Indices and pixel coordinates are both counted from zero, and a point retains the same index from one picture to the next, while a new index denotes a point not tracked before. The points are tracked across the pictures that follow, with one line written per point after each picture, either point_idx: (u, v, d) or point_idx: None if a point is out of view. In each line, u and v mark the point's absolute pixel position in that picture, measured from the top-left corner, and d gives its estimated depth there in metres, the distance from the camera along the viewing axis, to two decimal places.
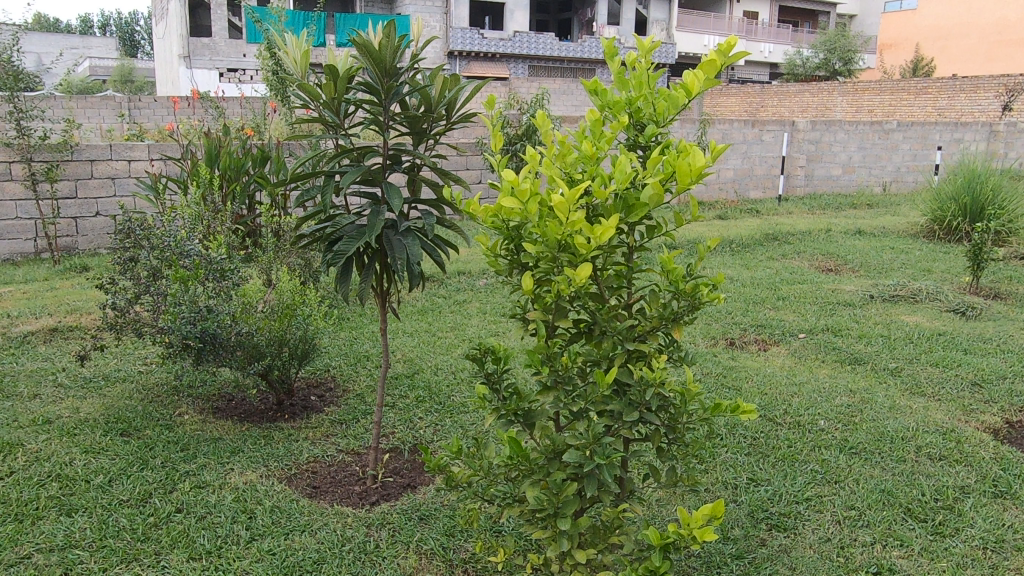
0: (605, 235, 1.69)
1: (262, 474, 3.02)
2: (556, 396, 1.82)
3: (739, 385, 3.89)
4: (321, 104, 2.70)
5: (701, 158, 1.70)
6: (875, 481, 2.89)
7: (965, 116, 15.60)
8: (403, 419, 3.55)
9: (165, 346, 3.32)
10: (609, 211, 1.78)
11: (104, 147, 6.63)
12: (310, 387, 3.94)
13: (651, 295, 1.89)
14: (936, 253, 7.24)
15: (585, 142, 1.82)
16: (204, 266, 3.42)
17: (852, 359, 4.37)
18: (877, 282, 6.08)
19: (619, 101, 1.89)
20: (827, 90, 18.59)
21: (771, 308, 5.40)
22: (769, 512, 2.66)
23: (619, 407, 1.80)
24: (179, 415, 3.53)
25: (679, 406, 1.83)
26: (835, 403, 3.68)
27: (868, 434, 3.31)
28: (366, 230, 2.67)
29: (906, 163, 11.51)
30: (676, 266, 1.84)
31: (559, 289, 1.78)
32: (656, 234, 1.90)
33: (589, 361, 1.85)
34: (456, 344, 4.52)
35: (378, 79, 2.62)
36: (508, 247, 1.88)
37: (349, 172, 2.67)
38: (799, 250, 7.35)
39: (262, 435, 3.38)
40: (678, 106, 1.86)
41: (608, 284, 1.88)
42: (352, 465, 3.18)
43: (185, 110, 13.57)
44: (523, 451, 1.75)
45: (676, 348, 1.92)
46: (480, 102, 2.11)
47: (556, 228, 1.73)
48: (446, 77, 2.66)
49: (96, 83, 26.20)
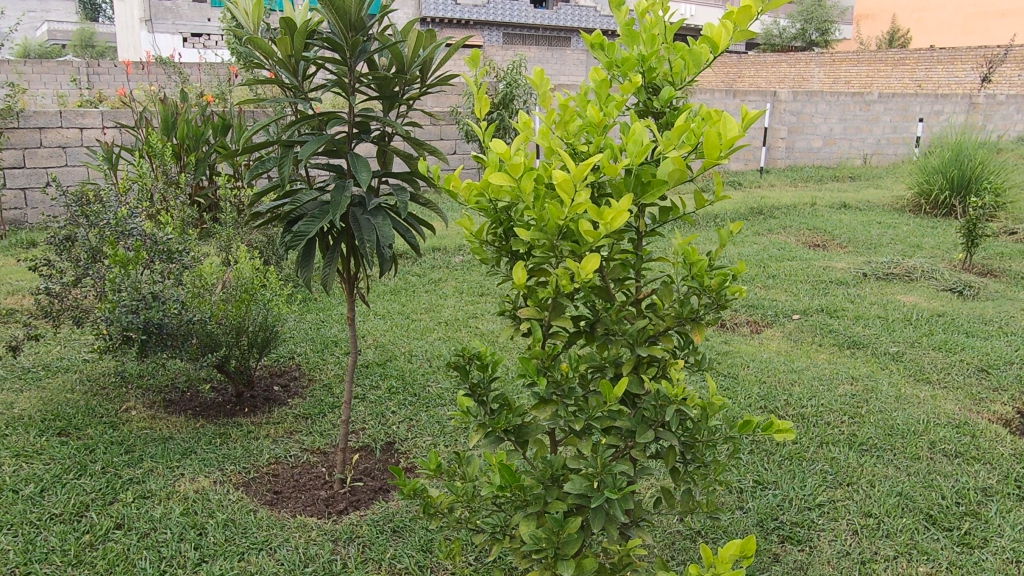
0: (617, 220, 1.39)
1: (216, 480, 2.71)
2: (555, 412, 1.53)
3: (736, 372, 3.64)
4: (275, 62, 2.32)
5: (734, 128, 1.39)
6: (890, 483, 2.65)
7: (942, 88, 15.38)
8: (374, 413, 3.25)
9: (104, 337, 2.96)
10: (618, 190, 1.47)
11: (54, 113, 6.18)
12: (272, 376, 3.63)
13: (665, 289, 1.60)
14: (925, 228, 7.03)
15: (591, 107, 1.51)
16: (149, 247, 3.07)
17: (850, 342, 4.14)
18: (869, 259, 5.85)
19: (630, 58, 1.59)
20: (805, 60, 18.32)
21: (761, 287, 5.15)
22: (779, 522, 2.42)
23: (630, 424, 1.51)
24: (126, 411, 3.20)
25: (699, 422, 1.55)
26: (838, 392, 3.44)
27: (878, 428, 3.07)
28: (330, 208, 2.34)
29: (886, 135, 11.29)
30: (697, 256, 1.55)
31: (558, 283, 1.49)
32: (671, 217, 1.60)
33: (592, 367, 1.59)
34: (432, 328, 4.22)
35: (342, 34, 2.25)
36: (496, 232, 1.60)
37: (310, 142, 2.34)
38: (784, 225, 7.11)
39: (218, 433, 3.06)
40: (701, 65, 1.56)
41: (614, 275, 1.58)
42: (317, 467, 2.88)
43: (142, 75, 12.94)
44: (516, 481, 1.46)
45: (694, 351, 1.63)
46: (463, 61, 1.78)
47: (556, 211, 1.43)
48: (419, 34, 2.30)
49: (55, 48, 25.25)
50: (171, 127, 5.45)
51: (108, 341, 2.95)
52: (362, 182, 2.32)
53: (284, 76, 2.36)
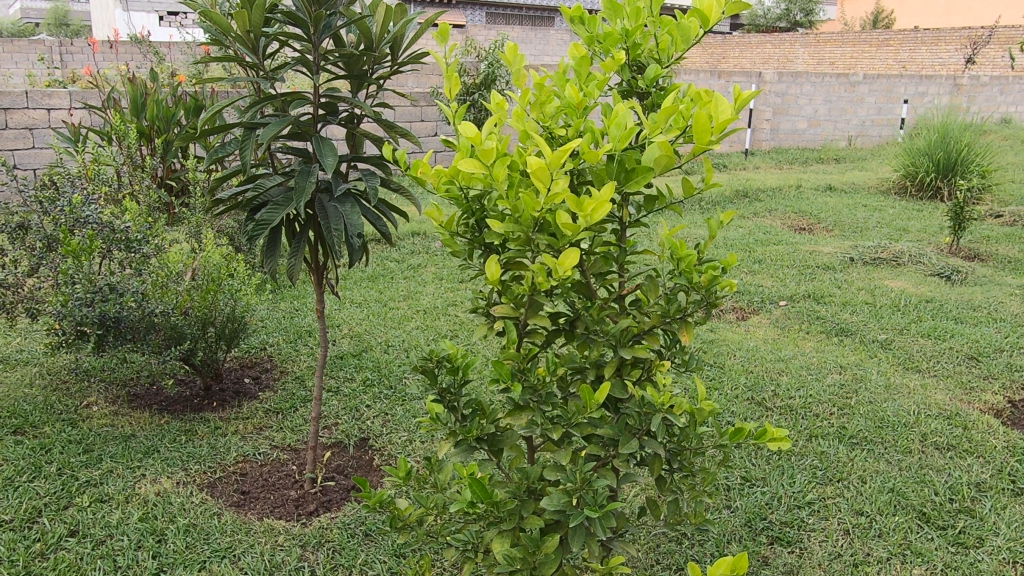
0: (598, 212, 1.27)
1: (179, 481, 2.58)
2: (531, 419, 1.41)
3: (722, 362, 3.54)
4: (233, 38, 2.15)
5: (726, 110, 1.26)
6: (881, 478, 2.56)
7: (926, 69, 15.32)
8: (348, 407, 3.12)
9: (57, 332, 2.80)
10: (599, 177, 1.35)
11: (20, 94, 5.94)
12: (243, 368, 3.49)
13: (649, 283, 1.48)
14: (911, 212, 6.95)
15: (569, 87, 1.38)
16: (106, 236, 2.92)
17: (838, 330, 4.04)
18: (856, 243, 5.75)
19: (612, 33, 1.45)
20: (789, 41, 18.17)
21: (747, 273, 5.05)
22: (768, 521, 2.32)
23: (613, 433, 1.39)
24: (87, 407, 3.05)
25: (687, 429, 1.43)
26: (827, 382, 3.34)
27: (867, 420, 2.98)
28: (294, 195, 2.20)
29: (871, 116, 11.20)
30: (686, 249, 1.43)
31: (534, 280, 1.37)
32: (657, 207, 1.48)
33: (572, 369, 1.48)
34: (410, 316, 4.09)
35: (305, 9, 2.10)
36: (469, 222, 1.49)
37: (272, 124, 2.19)
38: (770, 209, 7.01)
39: (183, 429, 2.93)
40: (690, 40, 1.43)
41: (594, 270, 1.48)
42: (287, 465, 2.76)
43: (115, 55, 12.61)
44: (489, 496, 1.34)
45: (681, 351, 1.51)
46: (431, 36, 1.63)
47: (531, 201, 1.30)
48: (389, 8, 2.16)
49: (28, 27, 24.72)
50: (140, 107, 5.25)
51: (62, 335, 2.79)
52: (328, 168, 2.17)
53: (242, 53, 2.20)
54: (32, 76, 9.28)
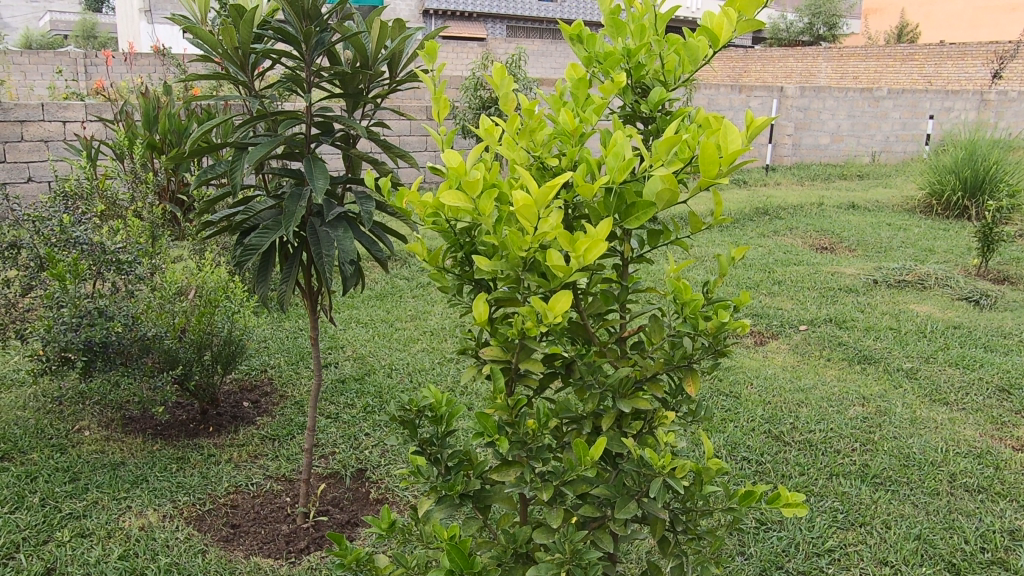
0: (592, 252, 1.14)
1: (165, 514, 2.47)
2: (520, 475, 1.28)
3: (738, 391, 3.38)
4: (221, 55, 2.06)
5: (735, 140, 1.14)
6: (907, 523, 2.40)
7: (952, 83, 15.04)
8: (346, 435, 3.00)
9: (40, 358, 2.71)
10: (596, 213, 1.22)
11: (36, 106, 5.89)
12: (242, 392, 3.39)
13: (652, 325, 1.36)
14: (938, 231, 6.75)
15: (563, 112, 1.26)
16: (97, 257, 2.84)
17: (860, 357, 3.87)
18: (880, 265, 5.57)
19: (613, 53, 1.33)
20: (812, 55, 17.95)
21: (766, 294, 4.89)
22: (784, 571, 2.17)
23: (608, 492, 1.26)
24: (79, 432, 2.96)
25: (694, 490, 1.29)
26: (849, 415, 3.17)
27: (892, 457, 2.82)
28: (283, 219, 2.09)
29: (895, 132, 10.98)
30: (690, 293, 1.29)
31: (524, 324, 1.25)
32: (662, 242, 1.35)
33: (567, 420, 1.35)
34: (416, 338, 3.97)
35: (296, 24, 2.00)
36: (457, 256, 1.37)
37: (261, 145, 2.08)
38: (791, 227, 6.84)
39: (176, 457, 2.83)
40: (698, 60, 1.31)
41: (592, 309, 1.35)
42: (281, 497, 2.65)
43: (136, 67, 12.66)
44: (470, 563, 1.21)
45: (686, 399, 1.38)
46: (419, 56, 1.52)
47: (519, 239, 1.18)
48: (385, 24, 2.06)
49: (56, 39, 25.10)
50: (152, 121, 5.19)
51: (46, 362, 2.70)
52: (318, 191, 2.06)
53: (233, 71, 2.11)
54: (54, 87, 9.31)
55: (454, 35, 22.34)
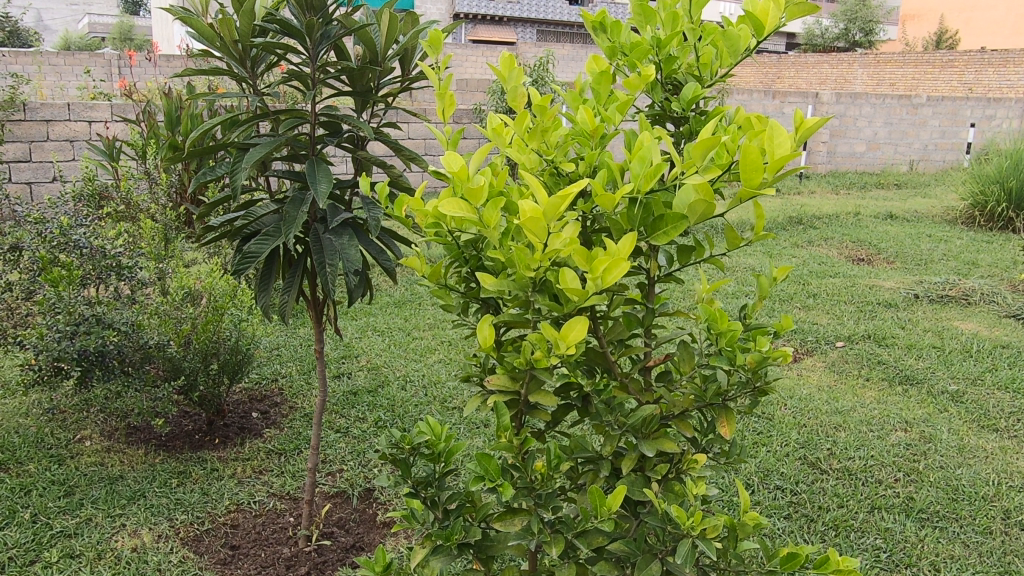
0: (612, 273, 0.97)
1: (159, 535, 2.34)
2: (528, 523, 1.12)
3: (771, 413, 3.19)
4: (218, 47, 1.94)
5: (784, 143, 0.96)
6: (958, 566, 2.20)
7: (992, 91, 14.58)
8: (355, 451, 2.86)
9: (34, 367, 2.59)
10: (619, 226, 1.06)
11: (62, 105, 5.84)
12: (251, 402, 3.26)
13: (682, 351, 1.19)
14: (981, 244, 6.47)
15: (581, 110, 1.10)
16: (98, 263, 2.72)
17: (902, 377, 3.65)
18: (921, 278, 5.31)
19: (639, 43, 1.17)
20: (847, 62, 17.57)
21: (800, 308, 4.67)
22: None
23: (627, 549, 1.09)
24: (80, 442, 2.85)
25: (729, 547, 1.11)
26: (890, 441, 2.96)
27: (939, 490, 2.61)
28: (283, 225, 1.95)
29: (934, 140, 10.62)
30: (729, 321, 1.13)
31: (533, 352, 1.08)
32: (693, 260, 1.18)
33: (584, 460, 1.18)
34: (433, 348, 3.82)
35: (300, 17, 1.85)
36: (461, 271, 1.21)
37: (260, 146, 1.93)
38: (826, 237, 6.60)
39: (176, 471, 2.70)
40: (738, 52, 1.14)
41: (614, 335, 1.18)
42: (284, 516, 2.51)
43: (166, 66, 12.67)
44: None
45: (718, 439, 1.21)
46: (422, 48, 1.37)
47: (527, 256, 1.01)
48: (393, 18, 1.89)
49: (94, 41, 25.48)
50: (174, 121, 5.10)
51: (39, 372, 2.58)
52: (320, 195, 1.91)
53: (233, 66, 1.99)
54: (83, 87, 9.31)
55: (484, 40, 22.29)
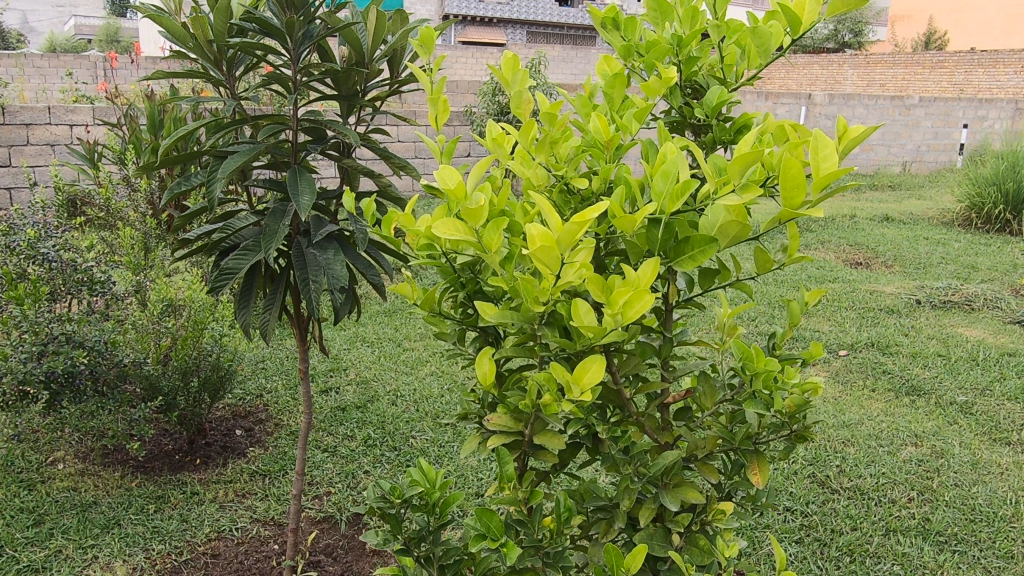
0: (633, 306, 0.85)
1: (134, 568, 2.20)
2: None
3: None
4: (190, 48, 1.80)
5: (831, 156, 0.84)
6: None
7: (983, 92, 14.55)
8: (343, 472, 2.72)
9: None
10: (637, 249, 0.93)
11: (42, 109, 5.66)
12: (235, 419, 3.12)
13: (705, 386, 1.07)
14: (979, 247, 6.38)
15: (594, 118, 0.98)
16: (69, 277, 2.57)
17: (908, 388, 3.54)
18: (922, 283, 5.21)
19: (658, 41, 1.04)
20: (837, 62, 17.52)
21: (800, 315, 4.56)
22: None
23: None
24: (52, 466, 2.70)
25: None
26: (902, 458, 2.84)
27: (956, 510, 2.49)
28: (263, 240, 1.80)
29: (926, 142, 10.49)
30: (765, 359, 0.99)
31: (541, 391, 0.96)
32: (717, 283, 1.06)
33: (597, 510, 1.06)
34: (425, 360, 3.69)
35: (279, 14, 1.71)
36: (456, 297, 1.08)
37: (237, 154, 1.78)
38: (822, 240, 6.50)
39: (154, 497, 2.55)
40: (769, 52, 1.02)
41: (628, 370, 1.05)
42: (268, 544, 2.36)
43: (150, 66, 12.45)
44: None
45: (744, 480, 1.09)
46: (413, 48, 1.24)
47: (535, 286, 0.88)
48: (380, 16, 1.76)
49: (81, 43, 25.21)
50: (156, 125, 4.93)
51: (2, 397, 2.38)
52: (302, 207, 1.77)
53: (207, 67, 1.86)
54: (65, 89, 9.11)
55: (474, 41, 22.14)
